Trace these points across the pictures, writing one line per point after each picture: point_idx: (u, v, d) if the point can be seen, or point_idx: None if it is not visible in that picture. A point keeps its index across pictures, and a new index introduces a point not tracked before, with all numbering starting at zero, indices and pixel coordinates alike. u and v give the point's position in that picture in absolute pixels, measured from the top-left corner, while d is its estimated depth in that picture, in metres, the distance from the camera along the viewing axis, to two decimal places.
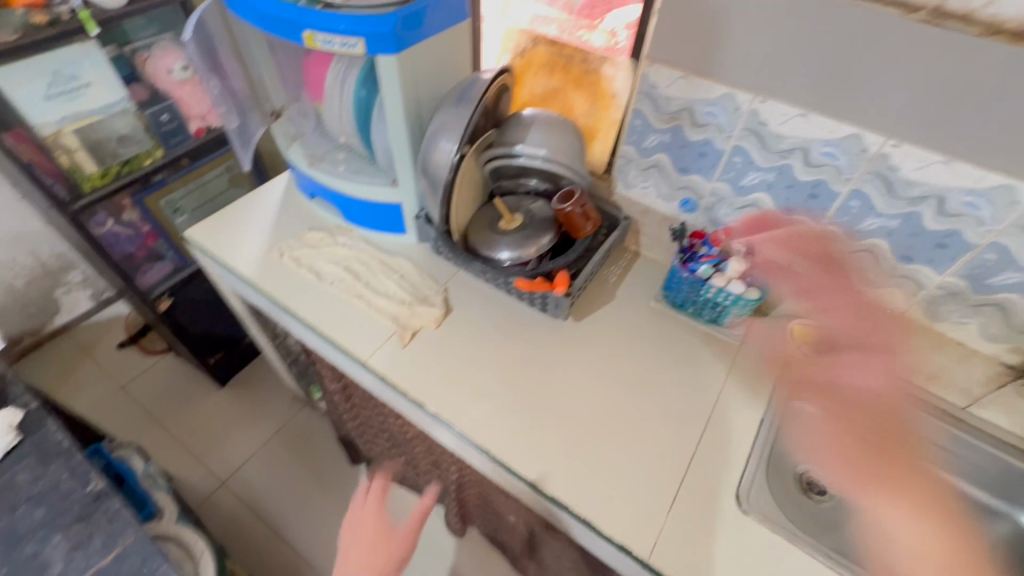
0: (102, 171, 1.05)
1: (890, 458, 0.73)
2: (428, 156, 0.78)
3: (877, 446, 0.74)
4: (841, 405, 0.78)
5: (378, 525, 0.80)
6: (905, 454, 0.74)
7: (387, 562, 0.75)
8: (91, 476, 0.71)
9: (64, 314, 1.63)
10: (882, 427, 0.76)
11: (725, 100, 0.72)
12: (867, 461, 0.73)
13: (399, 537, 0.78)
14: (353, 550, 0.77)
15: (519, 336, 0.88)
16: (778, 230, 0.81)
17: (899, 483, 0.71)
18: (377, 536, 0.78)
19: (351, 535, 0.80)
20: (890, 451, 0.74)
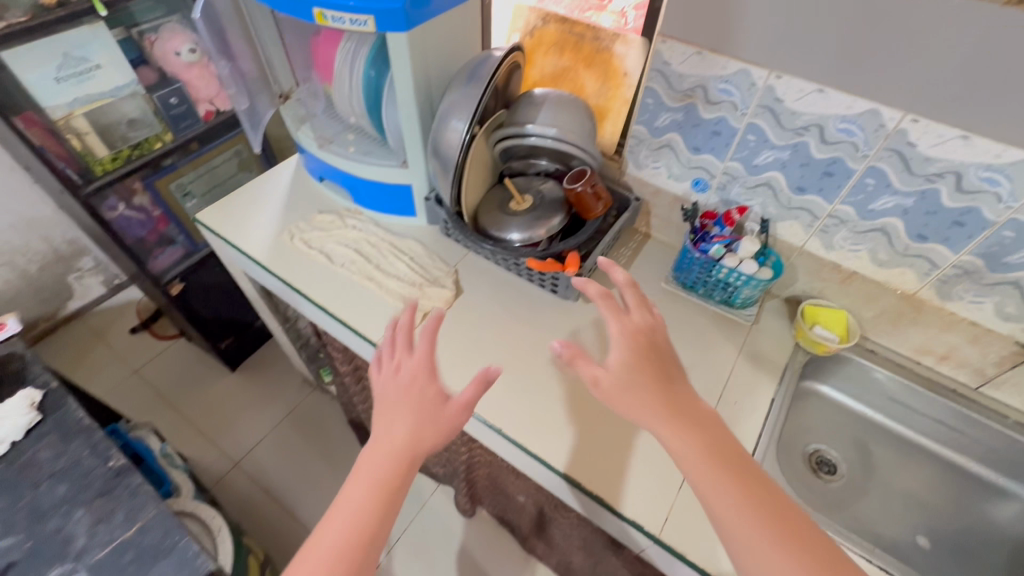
0: (113, 156, 1.06)
1: (718, 491, 0.48)
2: (439, 136, 0.77)
3: (728, 470, 0.50)
4: (640, 398, 0.54)
5: (437, 385, 0.58)
6: (702, 468, 0.50)
7: (442, 439, 0.56)
8: (112, 452, 0.72)
9: (77, 299, 1.65)
10: (678, 448, 0.52)
11: (740, 76, 0.71)
12: (723, 494, 0.48)
13: (453, 414, 0.56)
14: (396, 406, 0.57)
15: (529, 317, 0.88)
16: (791, 210, 0.80)
17: (766, 527, 0.46)
18: (427, 405, 0.57)
19: (396, 386, 0.58)
20: (709, 470, 0.50)
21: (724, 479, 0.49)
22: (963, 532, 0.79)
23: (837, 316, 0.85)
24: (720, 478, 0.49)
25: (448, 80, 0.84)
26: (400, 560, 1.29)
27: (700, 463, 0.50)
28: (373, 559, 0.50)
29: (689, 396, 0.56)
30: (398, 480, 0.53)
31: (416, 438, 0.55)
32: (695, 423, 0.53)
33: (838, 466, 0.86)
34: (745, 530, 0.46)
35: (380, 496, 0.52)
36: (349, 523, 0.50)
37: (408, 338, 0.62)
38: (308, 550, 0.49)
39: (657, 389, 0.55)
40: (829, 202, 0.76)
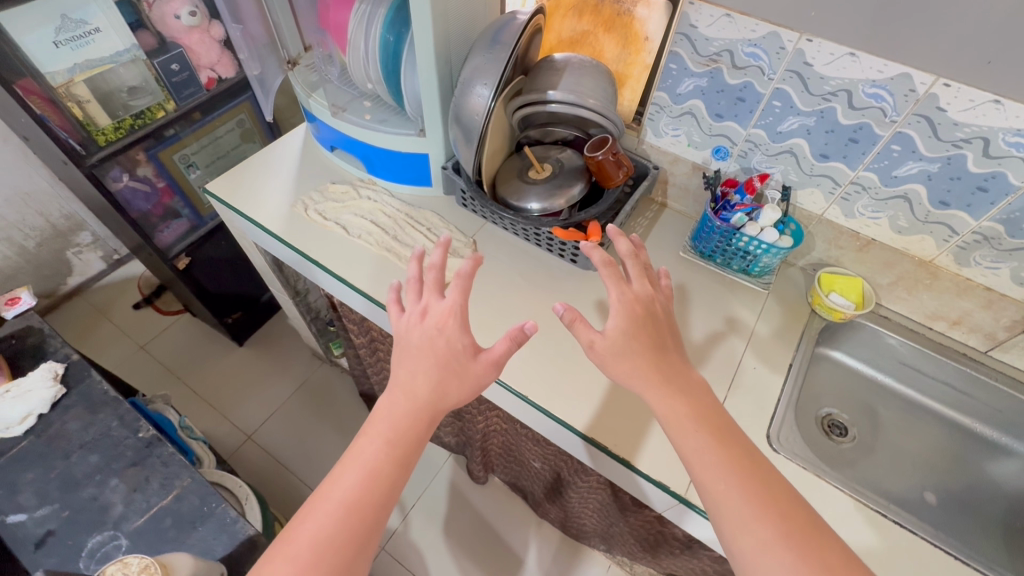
0: (115, 125, 1.03)
1: (702, 453, 0.52)
2: (462, 102, 0.76)
3: (714, 439, 0.53)
4: (633, 364, 0.57)
5: (463, 337, 0.58)
6: (692, 433, 0.53)
7: (464, 394, 0.56)
8: (141, 423, 0.73)
9: (77, 275, 1.63)
10: (667, 413, 0.55)
11: (769, 40, 0.70)
12: (707, 457, 0.52)
13: (479, 368, 0.57)
14: (418, 357, 0.57)
15: (549, 286, 0.88)
16: (812, 177, 0.80)
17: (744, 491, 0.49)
18: (452, 360, 0.57)
19: (420, 336, 0.58)
20: (696, 436, 0.53)
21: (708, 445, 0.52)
22: (969, 488, 0.83)
23: (853, 284, 0.86)
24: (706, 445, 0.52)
25: (467, 44, 0.82)
26: (416, 525, 1.32)
27: (687, 429, 0.53)
28: (386, 510, 0.52)
29: (683, 367, 0.59)
30: (414, 433, 0.55)
31: (440, 391, 0.56)
32: (685, 392, 0.56)
33: (849, 429, 0.88)
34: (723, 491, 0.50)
35: (394, 452, 0.54)
36: (363, 477, 0.52)
37: (436, 286, 0.62)
38: (323, 496, 0.51)
39: (650, 359, 0.57)
40: (852, 169, 0.76)
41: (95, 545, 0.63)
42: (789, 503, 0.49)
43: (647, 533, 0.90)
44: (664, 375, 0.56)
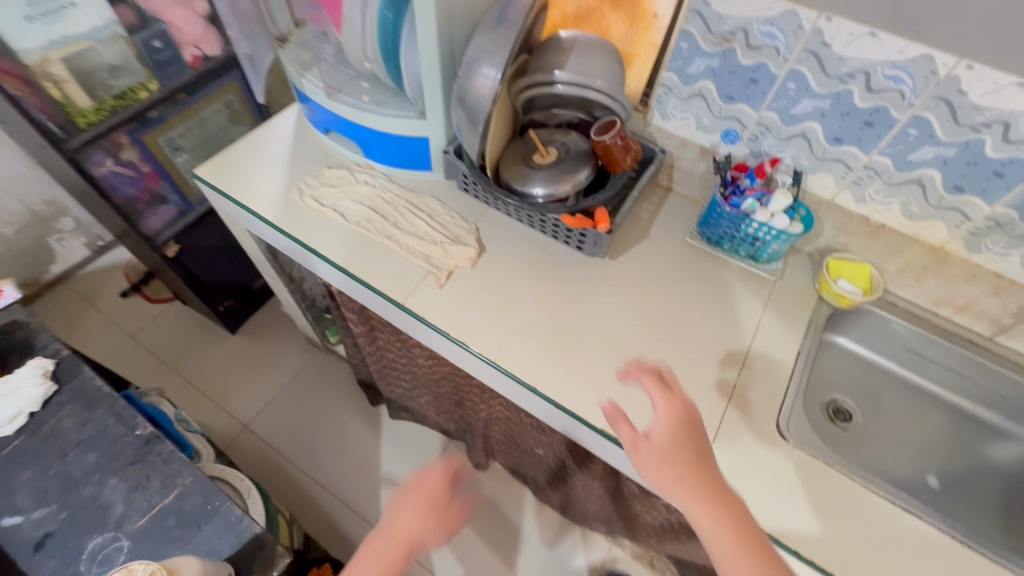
0: (96, 107, 0.97)
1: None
2: (467, 83, 0.72)
3: (751, 554, 0.54)
4: (674, 473, 0.56)
5: (443, 490, 0.81)
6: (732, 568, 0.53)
7: (439, 527, 0.78)
8: (138, 421, 0.70)
9: (60, 262, 1.57)
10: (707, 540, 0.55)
11: (786, 19, 0.67)
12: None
13: (454, 510, 0.81)
14: (411, 506, 0.79)
15: (555, 274, 0.86)
16: (824, 162, 0.78)
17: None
18: (434, 501, 0.79)
19: (414, 485, 0.80)
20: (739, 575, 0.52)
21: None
22: (969, 470, 0.84)
23: (861, 270, 0.86)
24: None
25: (471, 22, 0.78)
26: None
27: (729, 547, 0.53)
28: None
29: (723, 484, 0.57)
30: (403, 563, 0.74)
31: (421, 528, 0.77)
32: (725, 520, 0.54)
33: (853, 414, 0.88)
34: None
35: (388, 561, 0.73)
36: None
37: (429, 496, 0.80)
38: None
39: (693, 486, 0.55)
40: (866, 154, 0.74)
41: (96, 546, 0.61)
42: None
43: (653, 520, 0.91)
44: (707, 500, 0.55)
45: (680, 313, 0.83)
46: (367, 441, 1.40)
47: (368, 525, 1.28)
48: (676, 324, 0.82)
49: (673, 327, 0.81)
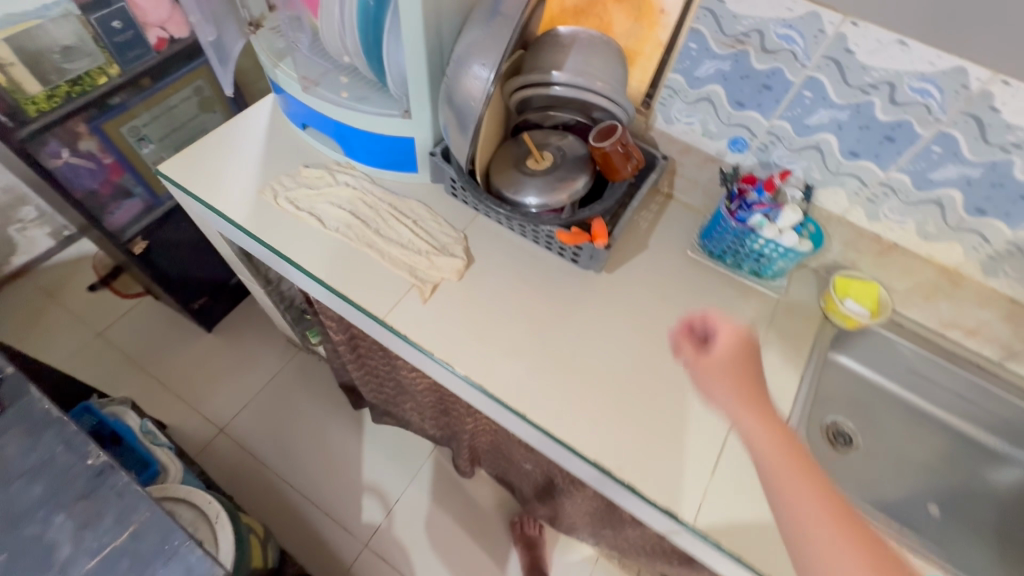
0: (48, 93, 0.89)
1: (801, 540, 0.45)
2: (457, 83, 0.66)
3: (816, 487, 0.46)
4: (726, 393, 0.51)
5: None
6: (788, 499, 0.46)
7: None
8: (90, 448, 0.64)
9: (22, 253, 1.49)
10: (762, 473, 0.48)
11: (807, 21, 0.61)
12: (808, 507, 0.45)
13: None
14: None
15: (547, 288, 0.80)
16: (838, 176, 0.73)
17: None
18: None
19: None
20: (798, 509, 0.45)
21: (808, 525, 0.45)
22: (971, 499, 0.81)
23: (869, 288, 0.81)
24: (805, 532, 0.45)
25: (460, 13, 0.71)
26: (399, 520, 1.27)
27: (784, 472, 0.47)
28: None
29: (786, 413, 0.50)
30: None
31: None
32: (785, 455, 0.47)
33: (854, 438, 0.85)
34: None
35: None
36: None
37: None
38: None
39: (754, 416, 0.49)
40: (883, 170, 0.69)
41: None
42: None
43: (645, 543, 0.87)
44: (766, 431, 0.49)
45: (679, 332, 0.78)
46: (348, 446, 1.35)
47: (348, 535, 1.23)
48: (675, 345, 0.77)
49: (671, 348, 0.77)
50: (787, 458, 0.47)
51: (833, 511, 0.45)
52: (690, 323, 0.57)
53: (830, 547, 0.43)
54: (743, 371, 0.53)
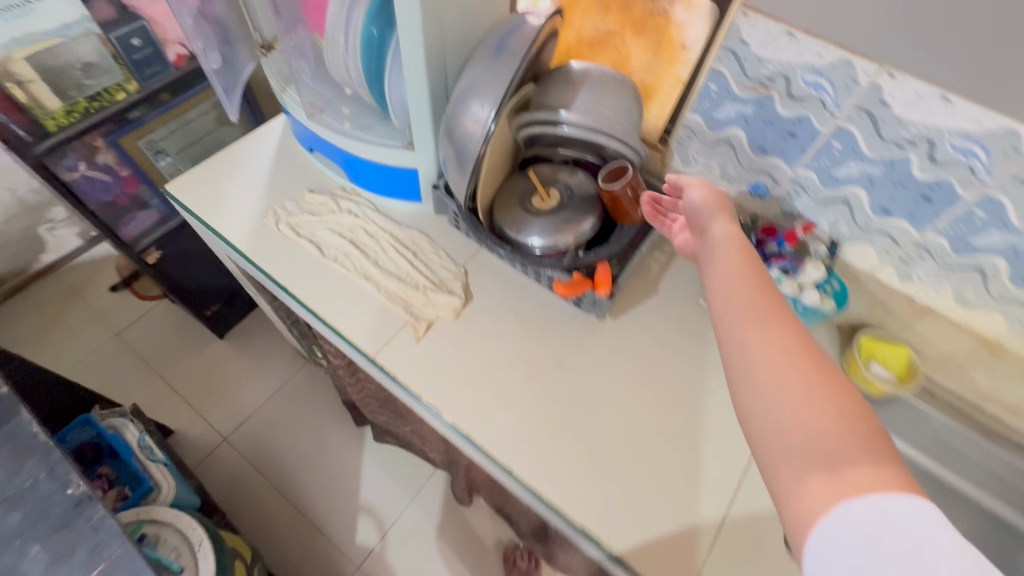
0: (66, 109, 0.90)
1: (750, 365, 0.40)
2: (456, 121, 0.63)
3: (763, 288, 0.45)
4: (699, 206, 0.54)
5: None
6: (742, 331, 0.42)
7: None
8: (71, 477, 0.64)
9: (50, 252, 1.54)
10: (721, 308, 0.45)
11: (838, 69, 0.56)
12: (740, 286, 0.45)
13: None
14: None
15: (547, 333, 0.77)
16: (868, 232, 0.68)
17: (795, 407, 0.37)
18: None
19: None
20: (753, 337, 0.41)
21: (761, 349, 0.40)
22: None
23: (898, 353, 0.73)
24: (756, 359, 0.40)
25: (467, 46, 0.68)
26: (393, 545, 1.25)
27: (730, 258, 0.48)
28: None
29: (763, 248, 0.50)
30: None
31: None
32: (750, 285, 0.45)
33: None
34: (763, 409, 0.38)
35: None
36: None
37: None
38: None
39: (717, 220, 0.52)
40: (918, 230, 0.63)
41: None
42: (864, 435, 0.36)
43: None
44: (737, 273, 0.47)
45: (683, 388, 0.73)
46: (347, 464, 1.33)
47: (340, 556, 1.22)
48: (678, 401, 0.72)
49: (674, 405, 0.72)
50: (750, 294, 0.44)
51: (796, 339, 0.40)
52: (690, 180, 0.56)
53: (781, 369, 0.39)
54: (726, 227, 0.52)
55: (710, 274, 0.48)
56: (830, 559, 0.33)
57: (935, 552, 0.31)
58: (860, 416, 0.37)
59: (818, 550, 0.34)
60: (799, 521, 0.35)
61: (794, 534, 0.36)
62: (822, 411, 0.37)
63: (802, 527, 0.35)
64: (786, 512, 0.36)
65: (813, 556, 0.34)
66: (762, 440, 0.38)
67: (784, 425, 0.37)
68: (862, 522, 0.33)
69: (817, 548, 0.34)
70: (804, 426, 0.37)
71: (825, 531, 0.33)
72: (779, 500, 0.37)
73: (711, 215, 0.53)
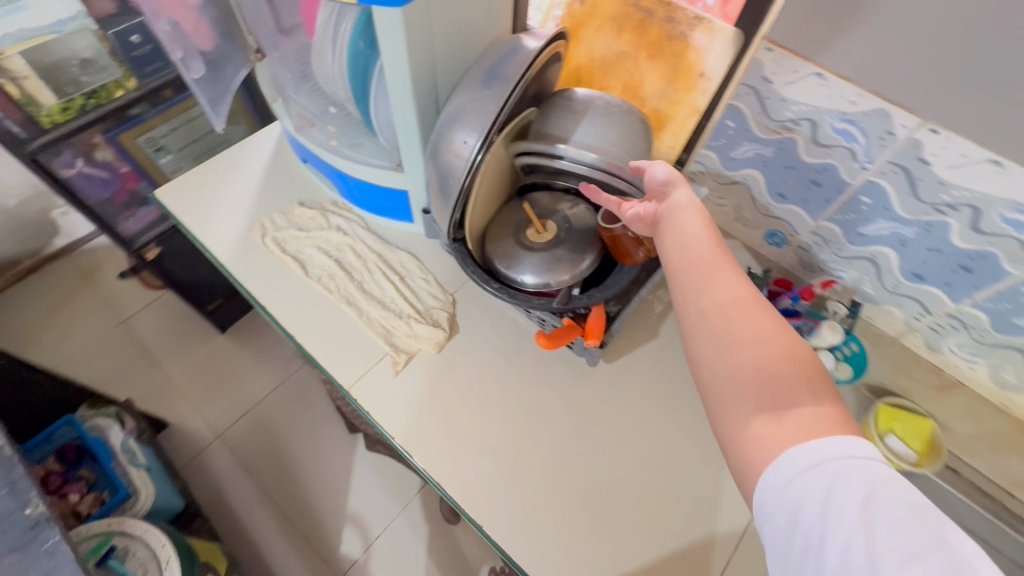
0: (63, 105, 0.89)
1: (706, 318, 0.44)
2: (439, 151, 0.57)
3: (718, 263, 0.46)
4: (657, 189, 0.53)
5: None
6: (702, 287, 0.45)
7: None
8: (31, 497, 0.62)
9: (65, 235, 1.56)
10: (680, 266, 0.47)
11: (872, 119, 0.50)
12: (696, 265, 0.46)
13: None
14: None
15: (532, 375, 0.72)
16: (895, 296, 0.64)
17: (746, 356, 0.41)
18: None
19: None
20: (711, 291, 0.45)
21: (718, 303, 0.44)
22: None
23: (920, 424, 0.66)
24: (713, 312, 0.44)
25: (462, 66, 0.63)
26: (377, 558, 1.22)
27: (686, 236, 0.48)
28: None
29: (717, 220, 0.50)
30: None
31: None
32: (707, 248, 0.47)
33: None
34: (717, 359, 0.42)
35: None
36: None
37: None
38: None
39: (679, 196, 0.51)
40: (953, 300, 0.58)
41: None
42: (806, 376, 0.40)
43: None
44: (696, 252, 0.47)
45: (674, 447, 0.68)
46: (337, 471, 1.31)
47: (323, 565, 1.21)
48: (666, 461, 0.67)
49: (663, 465, 0.67)
50: (710, 252, 0.47)
51: (753, 306, 0.43)
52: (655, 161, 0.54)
53: (734, 322, 0.43)
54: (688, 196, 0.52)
55: (670, 236, 0.50)
56: (788, 501, 0.35)
57: (878, 485, 0.34)
58: (803, 359, 0.41)
59: (774, 493, 0.36)
60: (749, 464, 0.39)
61: (746, 476, 0.40)
62: (770, 358, 0.41)
63: (753, 465, 0.39)
64: (736, 449, 0.40)
65: (771, 499, 0.36)
66: (716, 385, 0.42)
67: (735, 371, 0.41)
68: (813, 460, 0.35)
69: (776, 492, 0.36)
70: (755, 372, 0.41)
71: (782, 471, 0.37)
72: (730, 439, 0.41)
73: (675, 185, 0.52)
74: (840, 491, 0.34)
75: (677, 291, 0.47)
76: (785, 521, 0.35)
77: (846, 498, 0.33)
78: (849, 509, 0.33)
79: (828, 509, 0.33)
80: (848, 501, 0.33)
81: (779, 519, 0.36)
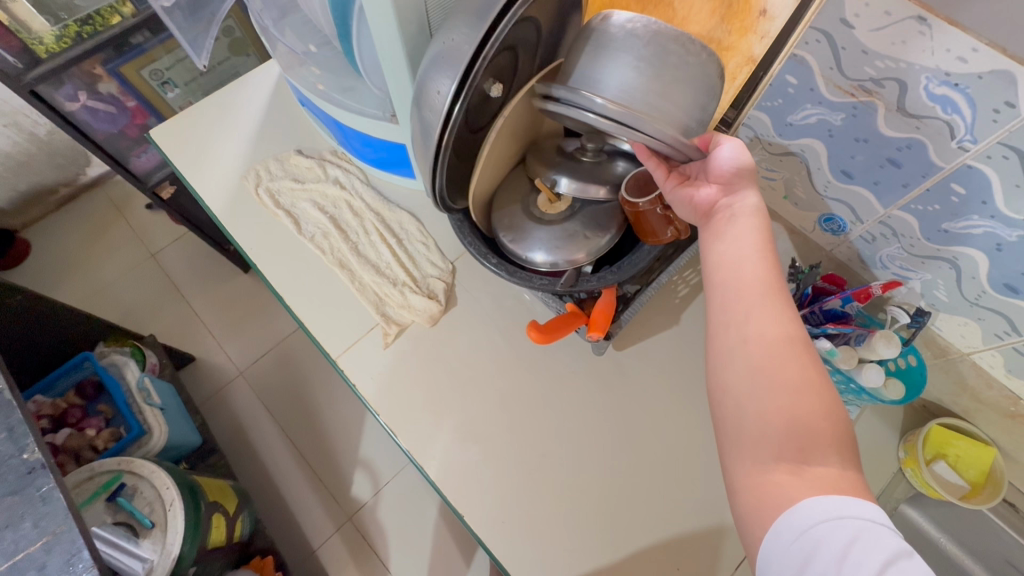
0: (57, 34, 0.83)
1: (745, 351, 0.38)
2: (420, 102, 0.48)
3: (768, 296, 0.40)
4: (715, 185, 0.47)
5: None
6: (749, 313, 0.39)
7: None
8: (28, 442, 0.59)
9: (96, 166, 1.57)
10: (726, 281, 0.42)
11: (990, 83, 0.39)
12: (744, 294, 0.40)
13: None
14: None
15: (532, 358, 0.66)
16: (975, 307, 0.54)
17: (780, 402, 0.36)
18: None
19: None
20: (755, 322, 0.39)
21: (761, 336, 0.38)
22: None
23: (981, 452, 0.64)
24: (752, 347, 0.38)
25: None
26: (385, 503, 1.25)
27: (740, 262, 0.42)
28: None
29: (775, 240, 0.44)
30: None
31: None
32: (759, 275, 0.41)
33: None
34: (746, 398, 0.37)
35: None
36: None
37: None
38: None
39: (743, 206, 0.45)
40: None
41: None
42: (841, 436, 0.35)
43: None
44: (745, 279, 0.41)
45: (682, 453, 0.61)
46: (351, 415, 1.33)
47: (334, 503, 1.25)
48: (671, 468, 0.61)
49: (669, 469, 0.61)
50: (764, 277, 0.41)
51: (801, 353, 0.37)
52: (725, 140, 0.47)
53: (778, 361, 0.37)
54: (750, 193, 0.46)
55: (723, 244, 0.44)
56: (803, 544, 0.31)
57: (905, 551, 0.30)
58: (841, 423, 0.35)
59: (787, 533, 0.32)
60: (756, 508, 0.34)
61: (748, 521, 0.35)
62: (807, 413, 0.35)
63: (761, 510, 0.34)
64: (742, 492, 0.36)
65: (783, 539, 0.32)
66: (736, 426, 0.37)
67: (765, 414, 0.36)
68: (839, 508, 0.31)
69: (793, 533, 0.32)
70: (786, 422, 0.35)
71: (800, 511, 0.32)
72: (740, 481, 0.36)
73: (741, 186, 0.46)
74: (866, 546, 0.30)
75: (717, 318, 0.41)
76: (796, 567, 0.31)
77: (870, 554, 0.30)
78: (874, 566, 0.29)
79: (848, 560, 0.30)
80: (871, 558, 0.30)
81: (789, 563, 0.31)
